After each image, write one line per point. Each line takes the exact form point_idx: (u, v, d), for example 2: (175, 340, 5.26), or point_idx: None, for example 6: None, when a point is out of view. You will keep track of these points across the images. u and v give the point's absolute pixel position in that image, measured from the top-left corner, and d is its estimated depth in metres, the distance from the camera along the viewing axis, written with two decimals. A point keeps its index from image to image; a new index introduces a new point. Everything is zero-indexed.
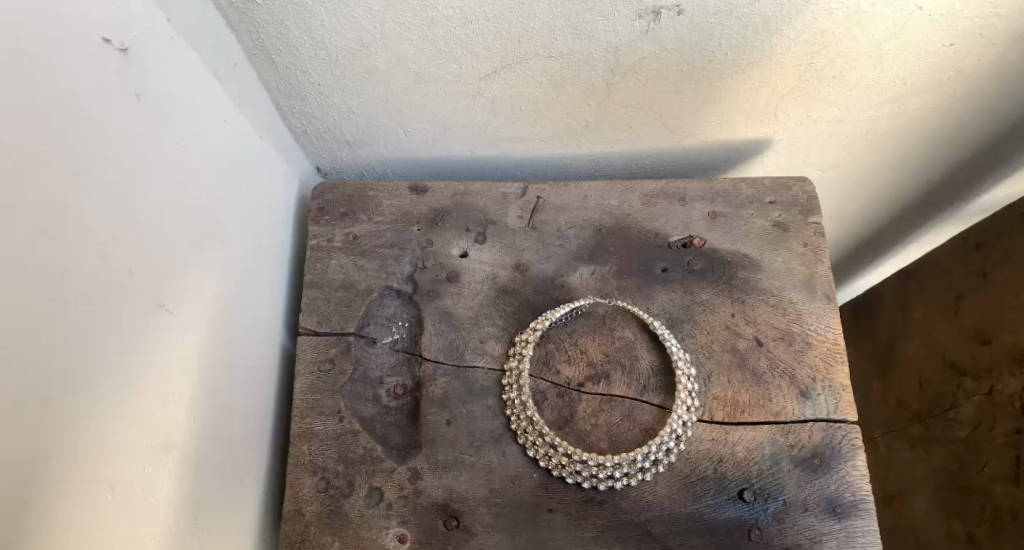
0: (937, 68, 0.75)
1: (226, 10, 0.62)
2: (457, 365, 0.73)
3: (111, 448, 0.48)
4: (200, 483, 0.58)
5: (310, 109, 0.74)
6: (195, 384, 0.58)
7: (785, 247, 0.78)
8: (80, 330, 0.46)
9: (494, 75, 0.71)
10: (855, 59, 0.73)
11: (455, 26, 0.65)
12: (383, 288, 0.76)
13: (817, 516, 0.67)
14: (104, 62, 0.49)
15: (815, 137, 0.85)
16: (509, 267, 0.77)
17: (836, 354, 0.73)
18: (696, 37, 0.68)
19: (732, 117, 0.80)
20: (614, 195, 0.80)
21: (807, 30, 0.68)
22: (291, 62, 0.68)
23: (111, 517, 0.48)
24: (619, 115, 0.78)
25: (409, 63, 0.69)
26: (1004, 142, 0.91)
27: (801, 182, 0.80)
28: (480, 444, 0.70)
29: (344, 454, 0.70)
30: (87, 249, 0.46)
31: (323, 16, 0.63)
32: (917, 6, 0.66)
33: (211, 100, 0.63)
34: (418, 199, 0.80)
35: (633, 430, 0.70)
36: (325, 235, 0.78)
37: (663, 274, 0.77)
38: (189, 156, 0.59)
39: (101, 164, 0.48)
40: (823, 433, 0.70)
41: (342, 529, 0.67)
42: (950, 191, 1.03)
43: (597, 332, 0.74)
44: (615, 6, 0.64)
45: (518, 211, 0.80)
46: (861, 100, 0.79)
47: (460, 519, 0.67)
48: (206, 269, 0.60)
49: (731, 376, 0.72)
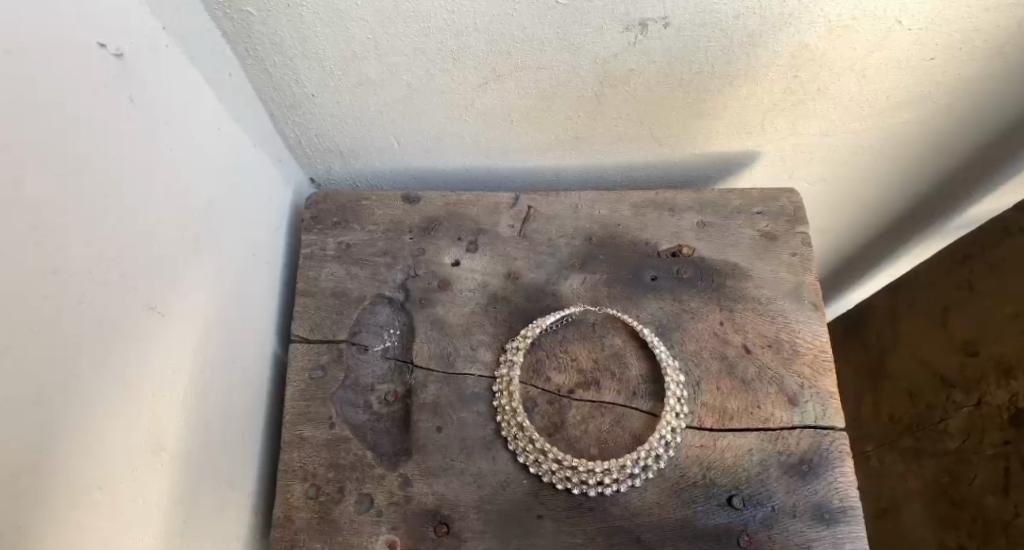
0: (919, 82, 0.77)
1: (219, 21, 0.63)
2: (448, 372, 0.73)
3: (105, 447, 0.49)
4: (188, 487, 0.57)
5: (305, 119, 0.75)
6: (188, 386, 0.58)
7: (772, 256, 0.79)
8: (77, 329, 0.46)
9: (486, 86, 0.72)
10: (839, 73, 0.74)
11: (448, 37, 0.66)
12: (375, 296, 0.77)
13: (806, 522, 0.67)
14: (103, 68, 0.50)
15: (802, 149, 0.87)
16: (500, 275, 0.78)
17: (823, 362, 0.73)
18: (682, 49, 0.69)
19: (720, 129, 0.81)
20: (604, 205, 0.81)
21: (791, 44, 0.70)
22: (285, 72, 0.69)
23: (100, 516, 0.48)
24: (608, 129, 0.80)
25: (403, 74, 0.70)
26: (988, 153, 0.92)
27: (788, 193, 0.82)
28: (470, 450, 0.70)
29: (334, 460, 0.70)
30: (83, 250, 0.47)
31: (318, 26, 0.64)
32: (898, 20, 0.68)
33: (207, 109, 0.64)
34: (411, 208, 0.81)
35: (624, 437, 0.71)
36: (318, 243, 0.79)
37: (652, 282, 0.78)
38: (185, 162, 0.60)
39: (98, 166, 0.49)
40: (811, 439, 0.70)
41: (332, 536, 0.67)
42: (936, 205, 1.04)
43: (586, 340, 0.75)
44: (604, 18, 0.65)
45: (510, 220, 0.80)
46: (847, 112, 0.81)
47: (450, 526, 0.67)
48: (197, 273, 0.61)
49: (720, 384, 0.72)
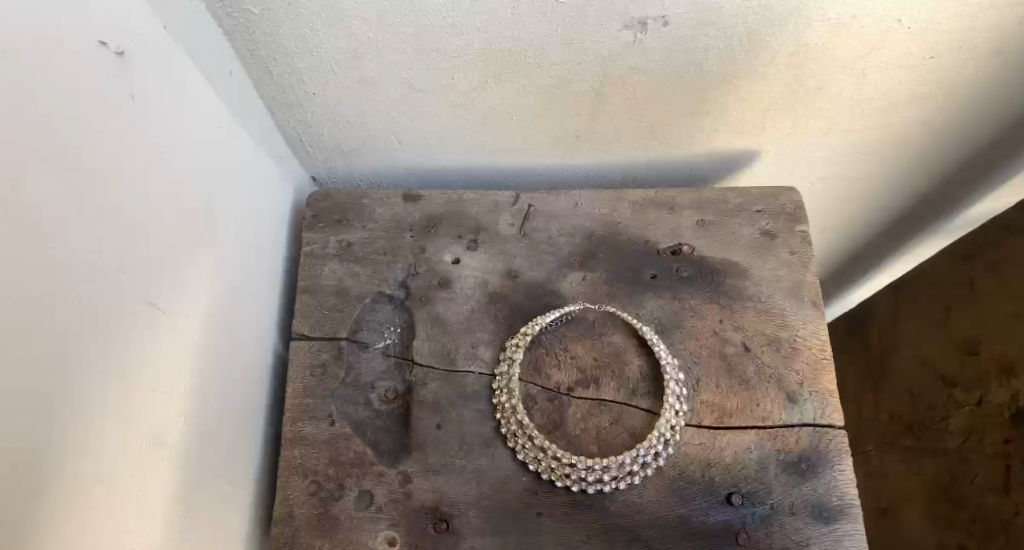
0: (918, 81, 0.77)
1: (222, 19, 0.64)
2: (447, 369, 0.74)
3: (105, 443, 0.49)
4: (188, 483, 0.58)
5: (306, 117, 0.76)
6: (189, 383, 0.59)
7: (772, 255, 0.79)
8: (77, 326, 0.47)
9: (486, 85, 0.73)
10: (838, 72, 0.75)
11: (448, 36, 0.66)
12: (376, 293, 0.77)
13: (805, 520, 0.67)
14: (102, 65, 0.51)
15: (802, 148, 0.87)
16: (500, 273, 0.78)
17: (823, 360, 0.73)
18: (682, 48, 0.69)
19: (720, 128, 0.81)
20: (604, 204, 0.82)
21: (791, 43, 0.70)
22: (286, 70, 0.69)
23: (99, 513, 0.48)
24: (608, 127, 0.80)
25: (402, 73, 0.70)
26: (988, 153, 0.92)
27: (788, 192, 0.82)
28: (470, 448, 0.70)
29: (335, 457, 0.70)
30: (83, 247, 0.47)
31: (319, 25, 0.64)
32: (897, 18, 0.68)
33: (208, 108, 0.64)
34: (412, 206, 0.81)
35: (623, 435, 0.71)
36: (320, 241, 0.79)
37: (652, 280, 0.78)
38: (185, 160, 0.60)
39: (93, 165, 0.49)
40: (810, 438, 0.70)
41: (332, 533, 0.67)
42: (937, 204, 1.04)
43: (586, 338, 0.75)
44: (603, 17, 0.65)
45: (510, 219, 0.81)
46: (847, 111, 0.81)
47: (450, 523, 0.67)
48: (198, 271, 0.61)
49: (720, 382, 0.72)
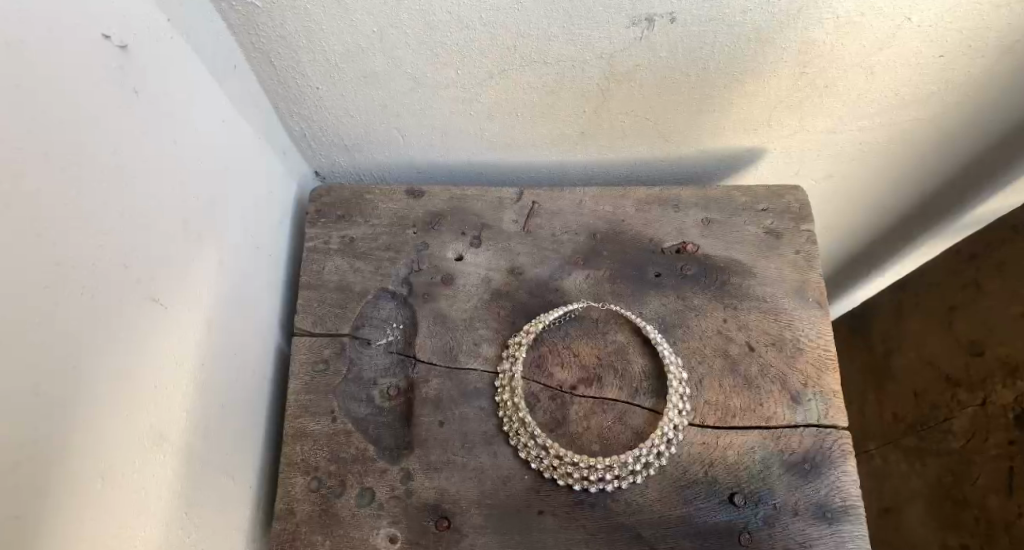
0: (927, 79, 0.76)
1: (225, 12, 0.63)
2: (450, 366, 0.73)
3: (107, 440, 0.49)
4: (189, 479, 0.57)
5: (308, 112, 0.75)
6: (190, 379, 0.58)
7: (777, 253, 0.78)
8: (77, 323, 0.46)
9: (490, 80, 0.72)
10: (845, 70, 0.74)
11: (453, 30, 0.66)
12: (379, 290, 0.77)
13: (807, 520, 0.67)
14: (104, 60, 0.50)
15: (807, 147, 0.86)
16: (503, 271, 0.78)
17: (826, 361, 0.73)
18: (689, 44, 0.69)
19: (726, 126, 0.81)
20: (609, 202, 0.81)
21: (798, 40, 0.70)
22: (290, 65, 0.69)
23: (99, 510, 0.48)
24: (614, 125, 0.80)
25: (406, 67, 0.70)
26: (994, 153, 0.92)
27: (794, 191, 0.81)
28: (472, 445, 0.70)
29: (336, 454, 0.70)
30: (82, 242, 0.47)
31: (323, 19, 0.64)
32: (906, 16, 0.67)
33: (211, 102, 0.64)
34: (414, 202, 0.81)
35: (626, 434, 0.71)
36: (323, 237, 0.79)
37: (656, 279, 0.78)
38: (187, 155, 0.59)
39: (90, 160, 0.48)
40: (813, 438, 0.70)
41: (334, 529, 0.67)
42: (942, 203, 1.04)
43: (589, 336, 0.74)
44: (609, 13, 0.65)
45: (514, 215, 0.80)
46: (854, 109, 0.80)
47: (451, 520, 0.67)
48: (201, 266, 0.61)
49: (723, 381, 0.72)
